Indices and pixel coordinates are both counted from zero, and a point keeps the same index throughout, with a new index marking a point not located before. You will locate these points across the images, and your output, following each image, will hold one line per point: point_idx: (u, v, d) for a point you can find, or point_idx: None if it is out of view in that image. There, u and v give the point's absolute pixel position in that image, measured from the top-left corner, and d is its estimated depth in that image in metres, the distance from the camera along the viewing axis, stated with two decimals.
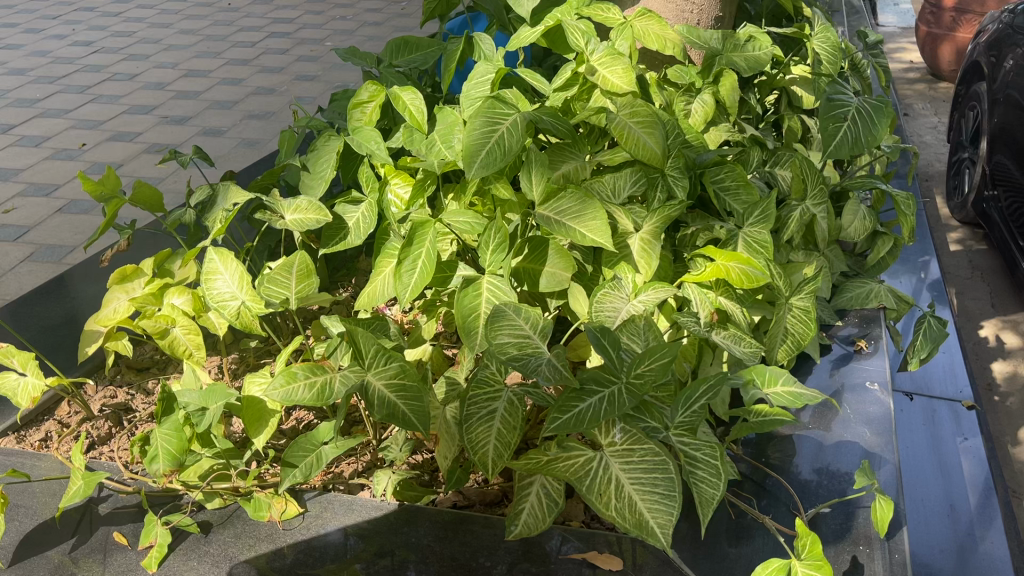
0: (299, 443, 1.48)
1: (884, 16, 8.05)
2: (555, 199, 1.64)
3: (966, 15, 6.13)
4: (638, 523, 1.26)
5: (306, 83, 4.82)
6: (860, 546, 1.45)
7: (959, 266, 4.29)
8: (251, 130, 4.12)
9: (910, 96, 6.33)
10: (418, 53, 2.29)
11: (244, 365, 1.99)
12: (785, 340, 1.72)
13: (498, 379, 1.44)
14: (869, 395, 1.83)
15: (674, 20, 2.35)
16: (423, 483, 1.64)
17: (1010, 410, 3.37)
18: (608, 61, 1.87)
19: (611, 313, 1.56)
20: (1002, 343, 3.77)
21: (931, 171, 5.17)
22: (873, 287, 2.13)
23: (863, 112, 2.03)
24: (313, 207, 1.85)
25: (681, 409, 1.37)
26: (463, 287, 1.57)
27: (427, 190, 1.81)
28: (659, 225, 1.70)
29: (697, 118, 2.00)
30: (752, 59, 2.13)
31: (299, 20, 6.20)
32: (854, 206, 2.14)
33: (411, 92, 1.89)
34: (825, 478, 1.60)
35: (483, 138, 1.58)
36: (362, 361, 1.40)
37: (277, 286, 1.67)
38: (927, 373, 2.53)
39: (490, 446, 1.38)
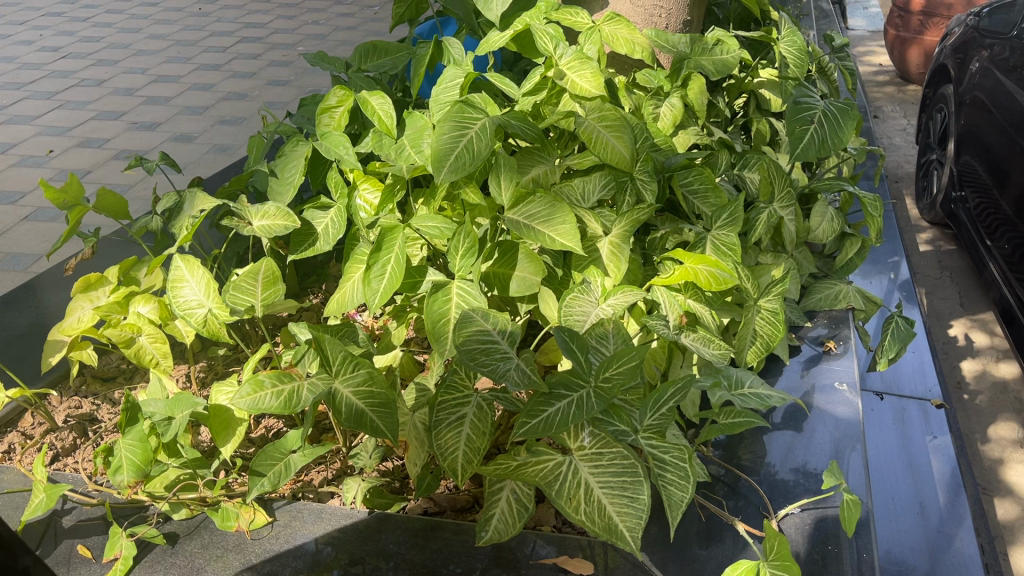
0: (266, 451, 1.46)
1: (854, 20, 8.15)
2: (525, 203, 1.63)
3: (933, 18, 6.21)
4: (608, 527, 1.25)
5: (278, 88, 4.79)
6: (829, 546, 1.45)
7: (928, 265, 4.34)
8: (222, 136, 4.09)
9: (879, 99, 6.41)
10: (387, 58, 2.28)
11: (213, 374, 1.98)
12: (755, 341, 1.72)
13: (466, 385, 1.44)
14: (838, 395, 1.84)
15: (643, 24, 2.36)
16: (393, 490, 1.64)
17: (979, 408, 3.42)
18: (577, 65, 1.87)
19: (580, 317, 1.56)
20: (971, 342, 3.82)
21: (900, 173, 5.23)
22: (841, 287, 2.15)
23: (829, 114, 2.05)
24: (282, 213, 1.83)
25: (650, 411, 1.38)
26: (432, 292, 1.55)
27: (397, 195, 1.80)
28: (628, 228, 1.72)
29: (666, 121, 2.01)
30: (720, 62, 2.14)
31: (271, 25, 6.16)
32: (822, 208, 2.16)
33: (379, 97, 1.87)
34: (796, 479, 1.61)
35: (452, 142, 1.58)
36: (330, 367, 1.40)
37: (243, 294, 1.67)
38: (897, 372, 2.54)
39: (459, 452, 1.37)
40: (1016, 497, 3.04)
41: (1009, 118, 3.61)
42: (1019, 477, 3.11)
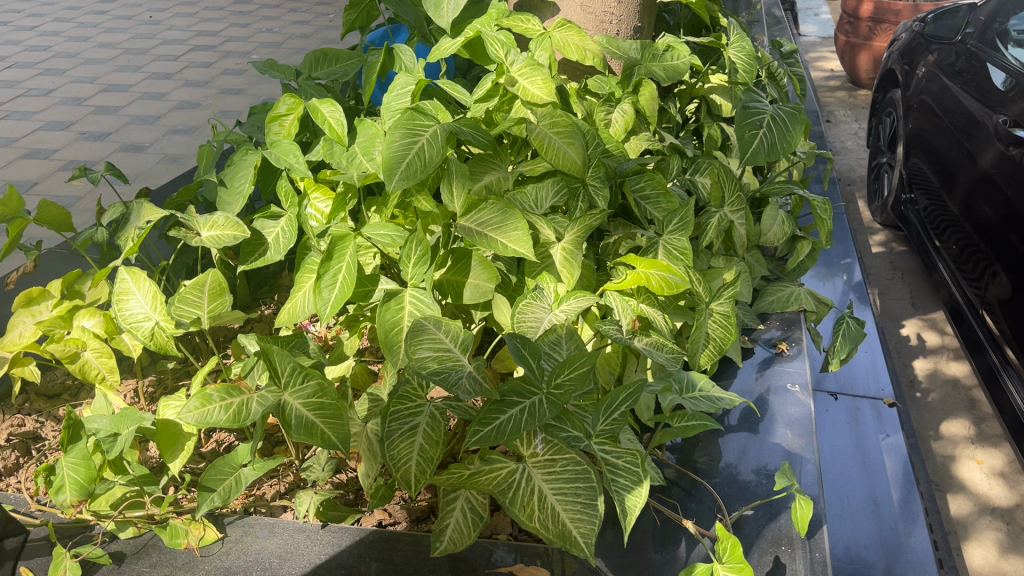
0: (216, 466, 1.43)
1: (805, 27, 8.29)
2: (476, 211, 1.63)
3: (881, 25, 6.33)
4: (562, 533, 1.25)
5: (232, 96, 4.73)
6: (781, 547, 1.46)
7: (880, 266, 4.42)
8: (173, 145, 4.02)
9: (832, 104, 6.52)
10: (338, 65, 2.27)
11: (161, 388, 1.95)
12: (708, 344, 1.73)
13: (419, 395, 1.42)
14: (791, 396, 1.87)
15: (594, 31, 2.37)
16: (348, 502, 1.62)
17: (931, 407, 3.48)
18: (528, 71, 1.86)
19: (533, 322, 1.55)
20: (923, 342, 3.89)
21: (852, 176, 5.33)
22: (793, 289, 2.18)
23: (778, 119, 2.07)
24: (231, 223, 1.80)
25: (602, 416, 1.37)
26: (385, 301, 1.54)
27: (349, 203, 1.78)
28: (580, 234, 1.70)
29: (618, 127, 2.01)
30: (670, 68, 2.16)
31: (224, 33, 6.08)
32: (773, 211, 2.18)
33: (330, 104, 1.86)
34: (750, 480, 1.62)
35: (402, 149, 1.56)
36: (279, 379, 1.38)
37: (188, 306, 1.62)
38: (850, 372, 2.58)
39: (412, 462, 1.36)
40: (968, 493, 3.10)
41: (955, 121, 3.69)
42: (970, 473, 3.18)
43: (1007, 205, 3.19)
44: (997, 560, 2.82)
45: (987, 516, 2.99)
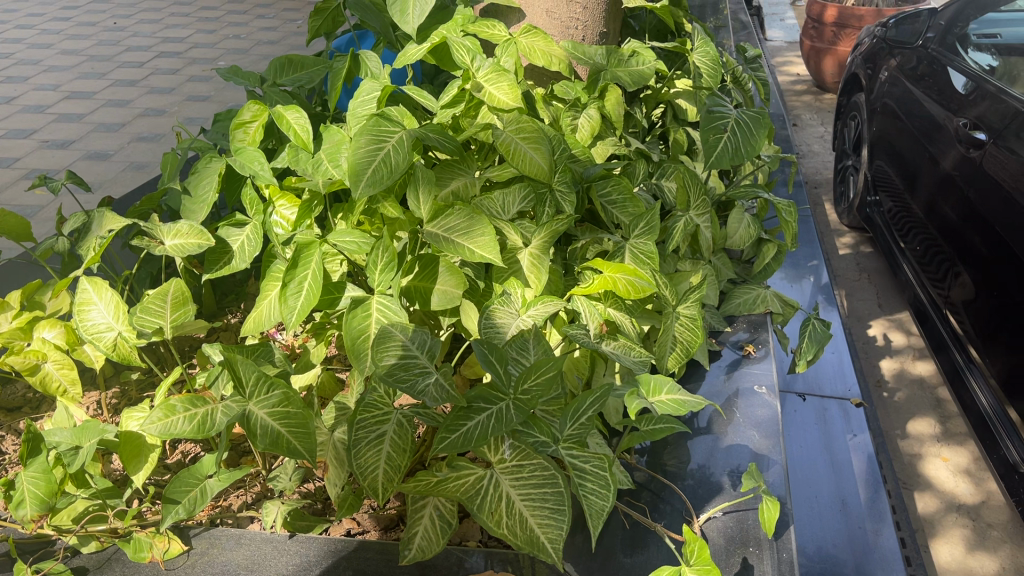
0: (180, 478, 1.41)
1: (771, 32, 8.40)
2: (444, 216, 1.62)
3: (846, 30, 6.41)
4: (530, 539, 1.26)
5: (198, 103, 4.69)
6: (750, 548, 1.47)
7: (847, 268, 4.48)
8: (139, 153, 3.97)
9: (798, 108, 6.60)
10: (304, 71, 2.26)
11: (126, 400, 1.93)
12: (675, 347, 1.74)
13: (386, 402, 1.42)
14: (758, 397, 1.88)
15: (560, 37, 2.38)
16: (316, 512, 1.62)
17: (897, 406, 3.53)
18: (494, 76, 1.88)
19: (501, 329, 1.55)
20: (889, 342, 3.94)
21: (818, 179, 5.40)
22: (760, 292, 2.19)
23: (742, 123, 2.10)
24: (194, 231, 1.77)
25: (570, 420, 1.38)
26: (351, 309, 1.52)
27: (315, 210, 1.76)
28: (547, 240, 1.71)
29: (584, 132, 2.02)
30: (636, 73, 2.17)
31: (190, 40, 6.03)
32: (739, 215, 2.20)
33: (295, 110, 1.84)
34: (717, 482, 1.63)
35: (369, 155, 1.55)
36: (243, 390, 1.36)
37: (150, 316, 1.60)
38: (817, 372, 2.61)
39: (379, 470, 1.35)
40: (934, 490, 3.14)
41: (917, 124, 3.75)
42: (936, 471, 3.22)
43: (968, 206, 3.24)
44: (964, 556, 2.86)
45: (954, 513, 3.04)
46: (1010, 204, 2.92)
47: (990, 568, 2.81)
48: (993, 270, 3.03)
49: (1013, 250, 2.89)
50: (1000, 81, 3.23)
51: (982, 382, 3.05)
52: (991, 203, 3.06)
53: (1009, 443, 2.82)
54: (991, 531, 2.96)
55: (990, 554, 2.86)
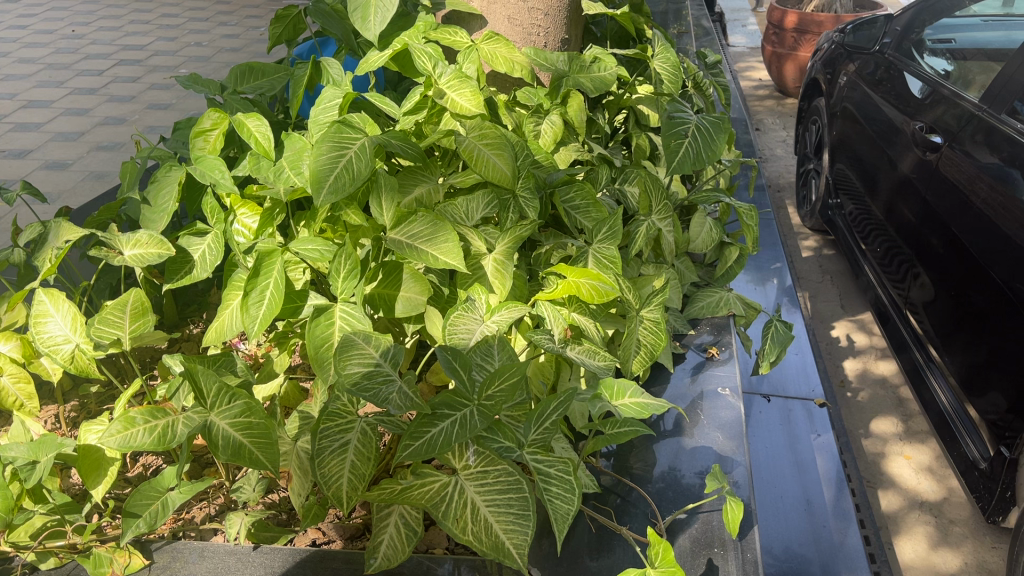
0: (141, 491, 1.39)
1: (734, 38, 8.50)
2: (407, 223, 1.61)
3: (806, 36, 6.50)
4: (495, 545, 1.25)
5: (158, 111, 4.64)
6: (714, 549, 1.49)
7: (811, 270, 4.53)
8: (99, 163, 3.92)
9: (761, 113, 6.68)
10: (264, 79, 2.25)
11: (85, 413, 1.91)
12: (639, 351, 1.76)
13: (350, 410, 1.41)
14: (722, 400, 1.90)
15: (521, 43, 2.39)
16: (280, 522, 1.60)
17: (861, 406, 3.58)
18: (456, 83, 1.87)
19: (465, 334, 1.55)
20: (853, 343, 4.00)
21: (781, 183, 5.47)
22: (722, 295, 2.22)
23: (703, 129, 2.11)
24: (155, 241, 1.75)
25: (534, 426, 1.37)
26: (315, 316, 1.52)
27: (277, 218, 1.75)
28: (511, 245, 1.71)
29: (547, 138, 2.03)
30: (598, 79, 2.19)
31: (151, 47, 5.96)
32: (701, 219, 2.22)
33: (255, 119, 1.81)
34: (683, 484, 1.64)
35: (330, 163, 1.54)
36: (204, 400, 1.34)
37: (109, 326, 1.57)
38: (782, 373, 2.63)
39: (343, 479, 1.34)
40: (898, 488, 3.19)
41: (876, 128, 3.81)
42: (899, 468, 3.27)
43: (926, 208, 3.30)
44: (927, 553, 2.90)
45: (916, 511, 3.09)
46: (965, 206, 2.98)
47: (953, 564, 2.86)
48: (950, 270, 3.08)
49: (970, 251, 2.94)
50: (954, 85, 3.30)
51: (942, 381, 3.10)
52: (947, 205, 3.12)
53: (968, 440, 2.86)
54: (953, 527, 3.00)
55: (953, 550, 2.91)
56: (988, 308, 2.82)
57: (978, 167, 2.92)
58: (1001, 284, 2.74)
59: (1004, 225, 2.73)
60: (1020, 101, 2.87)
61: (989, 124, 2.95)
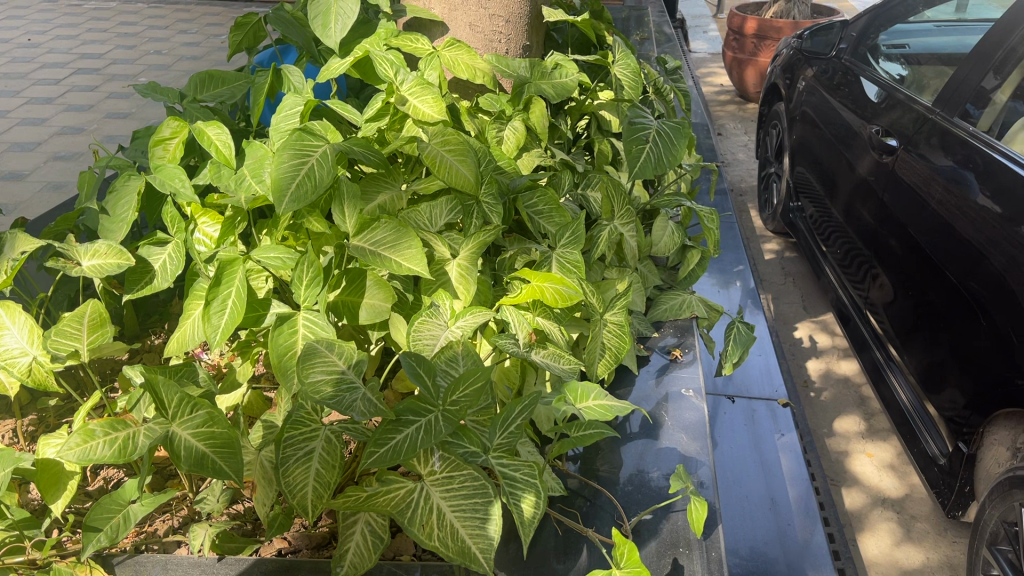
0: (103, 504, 1.37)
1: (695, 44, 8.60)
2: (369, 230, 1.60)
3: (765, 41, 6.59)
4: (462, 550, 1.25)
5: (117, 120, 4.58)
6: (679, 548, 1.50)
7: (773, 273, 4.60)
8: (55, 173, 3.86)
9: (722, 118, 6.76)
10: (225, 87, 2.23)
11: (43, 427, 1.88)
12: (604, 354, 1.77)
13: (314, 418, 1.40)
14: (686, 401, 1.92)
15: (483, 50, 2.41)
16: (245, 533, 1.59)
17: (824, 405, 3.64)
18: (418, 90, 1.86)
19: (429, 341, 1.55)
20: (815, 343, 4.06)
21: (743, 187, 5.54)
22: (684, 297, 2.25)
23: (663, 134, 2.14)
24: (114, 251, 1.73)
25: (499, 430, 1.36)
26: (277, 325, 1.51)
27: (238, 227, 1.73)
28: (475, 250, 1.72)
29: (509, 144, 2.04)
30: (560, 85, 2.20)
31: (108, 56, 5.88)
32: (663, 223, 2.25)
33: (216, 127, 1.80)
34: (650, 486, 1.65)
35: (292, 171, 1.53)
36: (166, 411, 1.33)
37: (66, 338, 1.55)
38: (746, 375, 2.66)
39: (308, 488, 1.33)
40: (861, 485, 3.24)
41: (834, 132, 3.87)
42: (862, 466, 3.33)
43: (883, 209, 3.36)
44: (891, 549, 2.95)
45: (879, 508, 3.14)
46: (921, 207, 3.04)
47: (916, 559, 2.91)
48: (908, 270, 3.14)
49: (925, 251, 3.00)
50: (909, 89, 3.38)
51: (902, 379, 3.16)
52: (904, 206, 3.18)
53: (928, 436, 2.92)
54: (915, 523, 3.06)
55: (916, 546, 2.96)
56: (943, 307, 2.87)
57: (933, 169, 2.99)
58: (956, 282, 2.79)
59: (957, 225, 2.79)
60: (973, 104, 2.96)
61: (944, 127, 3.03)
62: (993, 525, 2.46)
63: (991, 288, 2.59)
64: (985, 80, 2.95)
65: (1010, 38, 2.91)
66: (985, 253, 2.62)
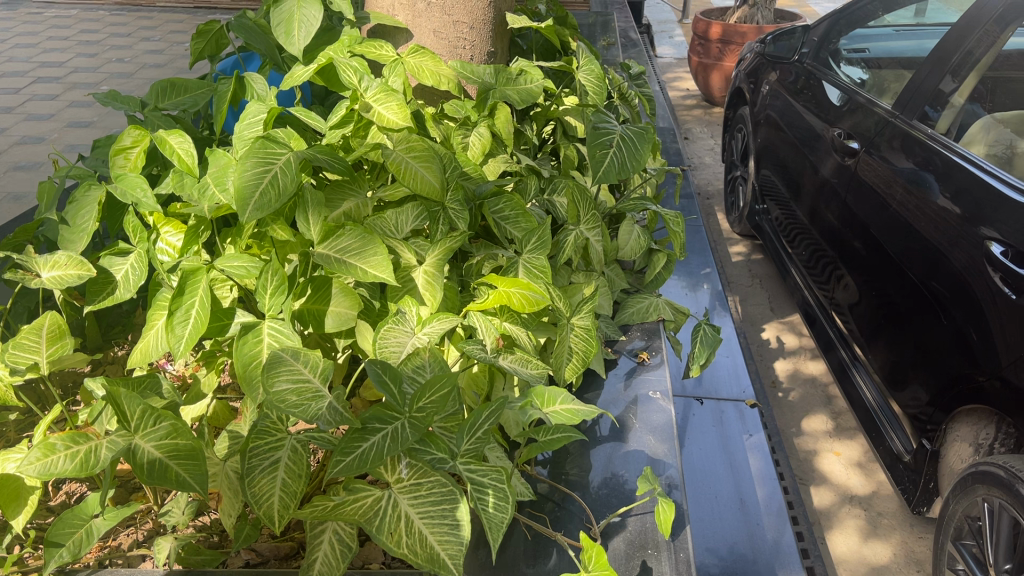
0: (64, 519, 1.35)
1: (661, 49, 8.69)
2: (335, 237, 1.59)
3: (730, 46, 6.67)
4: (430, 557, 1.24)
5: (79, 130, 4.52)
6: (648, 551, 1.51)
7: (740, 274, 4.64)
8: (16, 183, 3.80)
9: (689, 122, 6.83)
10: (186, 95, 2.22)
11: (3, 441, 1.86)
12: (572, 358, 1.78)
13: (279, 428, 1.39)
14: (654, 404, 1.93)
15: (448, 56, 2.41)
16: (212, 545, 1.59)
17: (792, 405, 3.68)
18: (382, 96, 1.86)
19: (396, 348, 1.54)
20: (782, 344, 4.11)
21: (710, 190, 5.60)
22: (652, 301, 2.25)
23: (627, 139, 2.16)
24: (74, 262, 1.70)
25: (466, 436, 1.39)
26: (242, 334, 1.49)
27: (202, 236, 1.72)
28: (442, 257, 1.70)
29: (475, 150, 2.04)
30: (524, 91, 2.21)
31: (70, 64, 5.80)
32: (629, 226, 2.27)
33: (178, 135, 1.78)
34: (619, 489, 1.66)
35: (255, 178, 1.52)
36: (127, 424, 1.31)
37: (24, 351, 1.53)
38: (713, 376, 2.68)
39: (274, 498, 1.32)
40: (829, 484, 3.28)
41: (797, 135, 3.92)
42: (830, 464, 3.37)
43: (846, 211, 3.40)
44: (859, 545, 2.99)
45: (847, 505, 3.18)
46: (882, 208, 3.09)
47: (883, 555, 2.95)
48: (871, 271, 3.19)
49: (887, 251, 3.05)
50: (869, 93, 3.44)
51: (867, 378, 3.21)
52: (866, 207, 3.23)
53: (893, 434, 2.96)
54: (882, 519, 3.10)
55: (883, 542, 3.00)
56: (906, 306, 2.92)
57: (894, 171, 3.03)
58: (917, 282, 2.84)
59: (918, 225, 2.83)
60: (931, 106, 3.02)
61: (904, 130, 3.08)
62: (957, 520, 2.51)
63: (951, 287, 2.63)
64: (942, 83, 3.02)
65: (966, 41, 2.98)
66: (945, 253, 2.67)
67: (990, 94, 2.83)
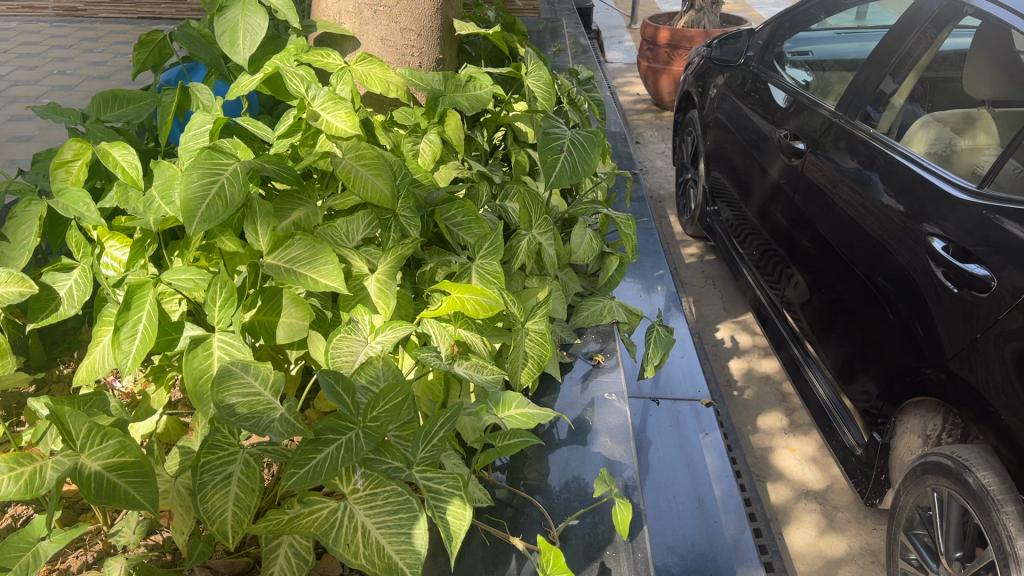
0: (9, 543, 1.31)
1: (611, 54, 8.77)
2: (284, 247, 1.58)
3: (678, 50, 6.75)
4: (388, 566, 1.24)
5: (20, 144, 4.42)
6: (607, 552, 1.52)
7: (693, 275, 4.70)
8: None
9: (640, 126, 6.90)
10: (130, 107, 2.18)
11: None
12: (527, 362, 1.79)
13: (231, 441, 1.37)
14: (610, 406, 1.94)
15: (396, 64, 2.40)
16: (165, 564, 1.56)
17: (746, 403, 3.73)
18: (330, 105, 1.83)
19: (348, 357, 1.52)
20: (736, 343, 4.17)
21: (662, 194, 5.67)
22: (605, 303, 2.26)
23: (577, 143, 2.17)
24: (14, 278, 1.64)
25: (421, 444, 1.37)
26: (191, 347, 1.47)
27: (148, 249, 1.69)
28: (393, 265, 1.71)
29: (425, 157, 2.04)
30: (473, 97, 2.21)
31: (9, 77, 5.67)
32: (581, 230, 2.28)
33: (121, 147, 1.74)
34: (577, 491, 1.67)
35: (202, 190, 1.49)
36: (73, 443, 1.27)
37: None
38: (668, 376, 2.71)
39: (227, 514, 1.30)
40: (786, 479, 3.33)
41: (745, 137, 3.99)
42: (786, 460, 3.42)
43: (794, 211, 3.46)
44: (816, 539, 3.04)
45: (803, 500, 3.23)
46: (829, 207, 3.15)
47: (839, 548, 3.00)
48: (820, 269, 3.25)
49: (835, 249, 3.11)
50: (813, 94, 3.52)
51: (820, 374, 3.26)
52: (813, 206, 3.28)
53: (846, 429, 3.02)
54: (837, 512, 3.16)
55: (839, 535, 3.05)
56: (854, 303, 2.98)
57: (839, 171, 3.09)
58: (865, 278, 2.90)
59: (864, 223, 2.89)
60: (872, 107, 3.10)
61: (848, 130, 3.14)
62: (908, 511, 2.56)
63: (897, 283, 2.69)
64: (882, 84, 3.10)
65: (905, 43, 3.07)
66: (890, 249, 2.73)
67: (929, 95, 2.90)
